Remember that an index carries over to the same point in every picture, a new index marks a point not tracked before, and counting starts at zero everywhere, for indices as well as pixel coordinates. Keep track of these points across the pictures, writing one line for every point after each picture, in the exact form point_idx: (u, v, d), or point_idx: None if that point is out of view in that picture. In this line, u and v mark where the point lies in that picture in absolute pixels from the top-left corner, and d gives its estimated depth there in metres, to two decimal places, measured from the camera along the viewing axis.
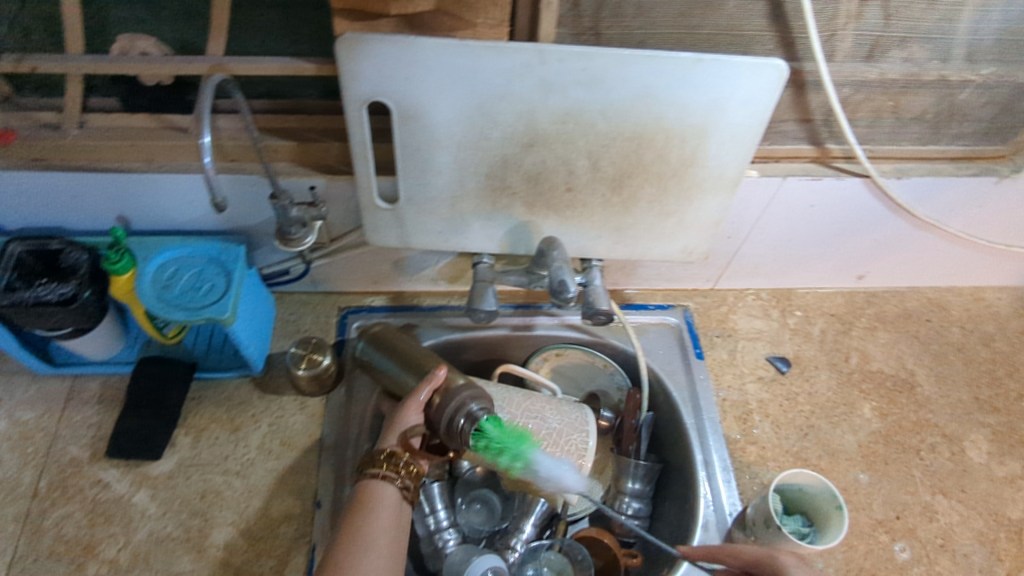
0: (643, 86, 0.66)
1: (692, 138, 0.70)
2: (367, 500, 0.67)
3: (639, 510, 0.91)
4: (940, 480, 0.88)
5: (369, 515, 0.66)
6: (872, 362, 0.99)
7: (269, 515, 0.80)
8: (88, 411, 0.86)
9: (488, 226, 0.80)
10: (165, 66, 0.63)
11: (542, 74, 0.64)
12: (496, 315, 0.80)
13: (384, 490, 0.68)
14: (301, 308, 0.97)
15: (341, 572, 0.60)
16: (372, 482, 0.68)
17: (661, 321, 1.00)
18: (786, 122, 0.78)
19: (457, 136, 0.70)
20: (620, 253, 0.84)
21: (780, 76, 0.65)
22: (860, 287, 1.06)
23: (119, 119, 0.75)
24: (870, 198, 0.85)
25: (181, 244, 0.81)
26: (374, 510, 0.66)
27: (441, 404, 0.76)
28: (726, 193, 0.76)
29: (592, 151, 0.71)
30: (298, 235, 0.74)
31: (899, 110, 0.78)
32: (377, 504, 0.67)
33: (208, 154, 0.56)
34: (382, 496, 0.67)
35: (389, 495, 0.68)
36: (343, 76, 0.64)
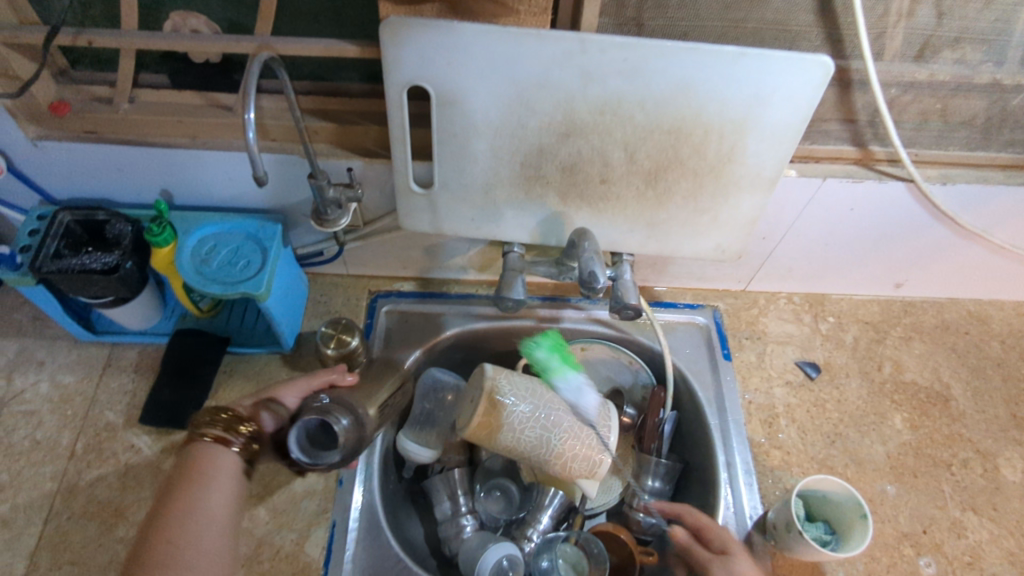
0: (684, 79, 0.65)
1: (732, 134, 0.69)
2: (204, 466, 0.64)
3: (656, 509, 0.92)
4: (971, 496, 0.86)
5: (207, 482, 0.63)
6: (906, 373, 0.97)
7: (294, 490, 0.82)
8: (125, 379, 0.89)
9: (520, 215, 0.80)
10: (213, 43, 0.65)
11: (583, 64, 0.64)
12: (524, 305, 0.80)
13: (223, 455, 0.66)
14: (332, 290, 0.99)
15: (167, 531, 0.58)
16: (205, 446, 0.66)
17: (689, 320, 0.99)
18: (830, 121, 0.78)
19: (494, 123, 0.70)
20: (651, 249, 0.83)
21: (826, 73, 0.64)
22: (897, 296, 1.04)
23: (168, 95, 0.78)
24: (912, 203, 0.83)
25: (221, 221, 0.83)
26: (212, 476, 0.64)
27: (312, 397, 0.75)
28: (763, 191, 0.75)
29: (629, 143, 0.71)
30: (334, 217, 0.75)
31: (947, 113, 0.76)
32: (208, 467, 0.64)
33: (254, 130, 0.56)
34: (221, 462, 0.65)
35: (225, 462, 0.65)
36: (386, 59, 0.65)
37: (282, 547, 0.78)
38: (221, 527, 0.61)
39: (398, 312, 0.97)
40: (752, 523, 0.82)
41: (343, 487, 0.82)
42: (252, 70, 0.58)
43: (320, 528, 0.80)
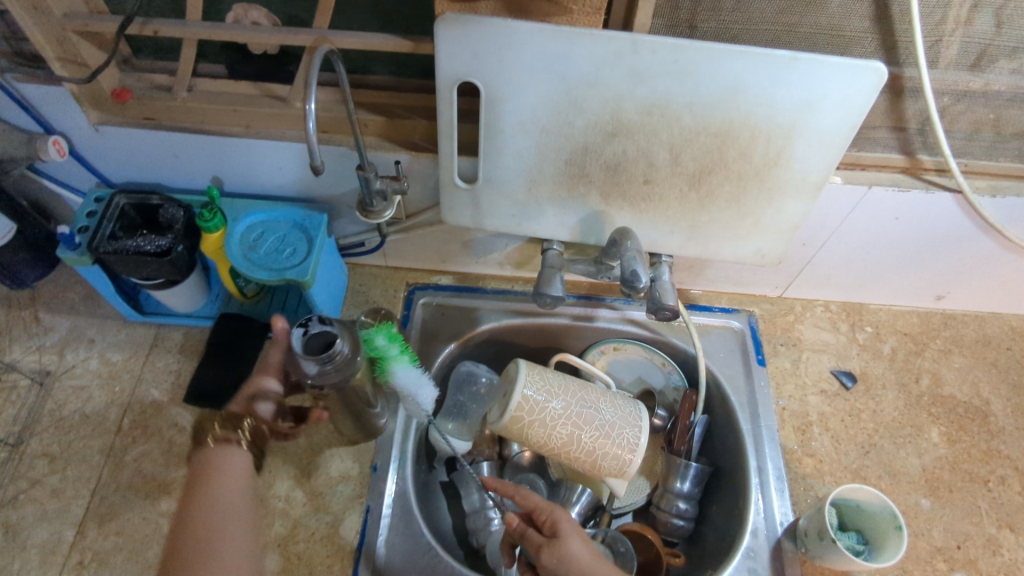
0: (734, 82, 0.65)
1: (779, 138, 0.69)
2: (209, 472, 0.70)
3: (685, 510, 0.90)
4: (1008, 513, 0.85)
5: (216, 481, 0.69)
6: (944, 386, 0.95)
7: (329, 474, 0.85)
8: (171, 359, 0.92)
9: (562, 213, 0.81)
10: (274, 35, 0.67)
11: (633, 64, 0.65)
12: (562, 302, 0.81)
13: (225, 454, 0.72)
14: (371, 281, 1.01)
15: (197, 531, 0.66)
16: (212, 452, 0.71)
17: (724, 324, 0.99)
18: (878, 129, 0.77)
19: (542, 121, 0.71)
20: (690, 251, 0.84)
21: (878, 80, 0.64)
22: (937, 308, 1.02)
23: (225, 85, 0.80)
24: (959, 214, 0.82)
25: (269, 209, 0.85)
26: (218, 476, 0.70)
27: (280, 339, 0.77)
28: (808, 197, 0.75)
29: (674, 144, 0.72)
30: (378, 208, 0.77)
31: (1001, 124, 0.74)
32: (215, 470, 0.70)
33: (313, 120, 0.58)
34: (223, 463, 0.71)
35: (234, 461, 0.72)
36: (439, 55, 0.66)
37: (317, 529, 0.80)
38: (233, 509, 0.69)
39: (435, 304, 0.99)
40: (783, 529, 0.82)
41: (377, 474, 0.84)
42: (314, 64, 0.59)
43: (354, 512, 0.82)
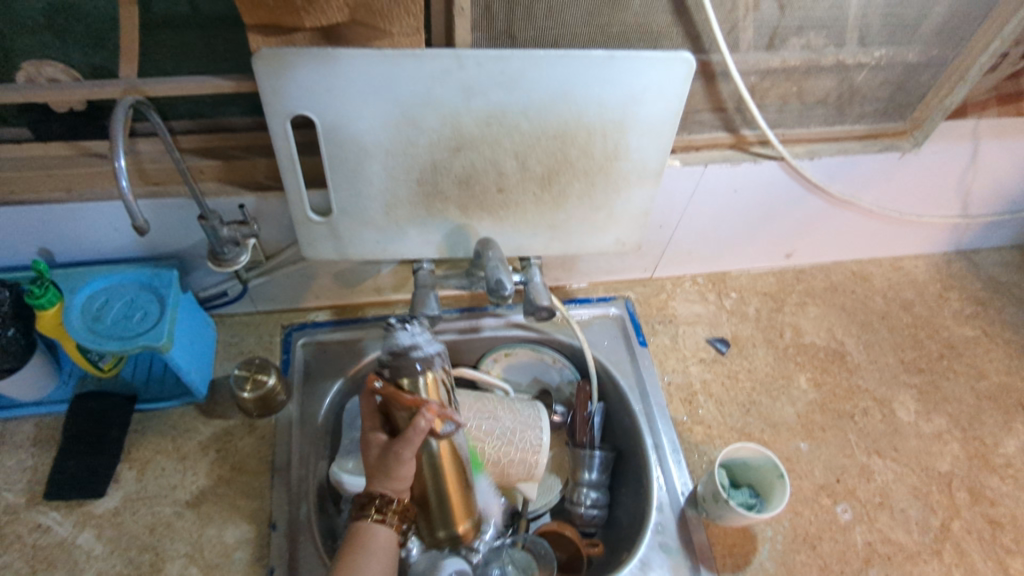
0: (561, 85, 0.68)
1: (613, 132, 0.73)
2: (362, 541, 0.63)
3: (597, 500, 0.91)
4: (874, 441, 0.93)
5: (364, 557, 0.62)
6: (805, 336, 1.04)
7: (225, 542, 0.78)
8: (22, 455, 0.82)
9: (425, 232, 0.81)
10: (75, 92, 0.62)
11: (461, 79, 0.66)
12: (440, 319, 0.80)
13: (378, 534, 0.64)
14: (243, 330, 0.96)
15: None
16: (362, 522, 0.64)
17: (603, 313, 1.02)
18: (702, 112, 0.82)
19: (384, 144, 0.70)
20: (556, 250, 0.86)
21: (688, 68, 0.68)
22: (789, 265, 1.11)
23: (32, 149, 0.73)
24: (786, 179, 0.89)
25: (110, 274, 0.79)
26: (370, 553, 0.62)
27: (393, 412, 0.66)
28: (651, 182, 0.79)
29: (519, 151, 0.73)
30: (231, 255, 0.73)
31: (803, 94, 0.82)
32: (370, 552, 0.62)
33: (125, 178, 0.54)
34: (377, 538, 0.63)
35: (384, 538, 0.64)
36: (263, 91, 0.64)
37: None
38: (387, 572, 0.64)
39: (316, 342, 0.95)
40: (685, 498, 0.85)
41: (277, 532, 0.79)
42: (116, 117, 0.56)
43: None
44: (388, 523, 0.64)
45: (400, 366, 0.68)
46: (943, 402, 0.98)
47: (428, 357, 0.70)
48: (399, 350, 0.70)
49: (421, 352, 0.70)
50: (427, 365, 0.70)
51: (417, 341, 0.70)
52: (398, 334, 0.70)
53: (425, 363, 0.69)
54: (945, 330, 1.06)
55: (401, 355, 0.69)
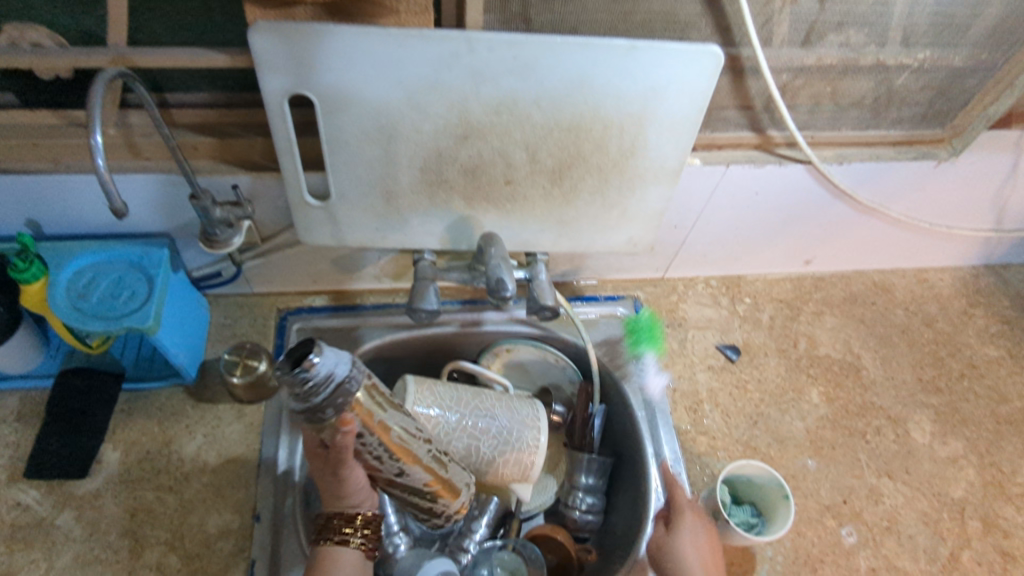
0: (578, 75, 0.63)
1: (631, 127, 0.68)
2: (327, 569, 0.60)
3: (591, 505, 0.88)
4: (886, 462, 0.89)
5: None
6: (820, 347, 0.99)
7: (206, 531, 0.76)
8: (5, 429, 0.80)
9: (427, 222, 0.77)
10: (60, 58, 0.60)
11: (471, 64, 0.61)
12: (439, 314, 0.77)
13: (343, 557, 0.61)
14: (237, 312, 0.93)
15: None
16: (330, 547, 0.61)
17: (611, 312, 0.98)
18: (728, 109, 0.78)
19: (386, 129, 0.66)
20: (564, 247, 0.82)
21: (716, 63, 0.64)
22: (807, 271, 1.07)
23: (19, 116, 0.70)
24: (812, 184, 0.84)
25: (99, 249, 0.76)
26: None
27: (362, 452, 0.58)
28: (668, 182, 0.74)
29: (529, 142, 0.69)
30: (224, 236, 0.71)
31: (838, 95, 0.77)
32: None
33: (102, 156, 0.51)
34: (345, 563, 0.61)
35: (352, 559, 0.61)
36: (259, 68, 0.60)
37: None
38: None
39: (311, 328, 0.92)
40: None
41: (260, 524, 0.76)
42: (98, 88, 0.52)
43: (237, 569, 0.74)
44: (353, 543, 0.62)
45: (318, 404, 0.50)
46: (961, 425, 0.93)
47: (346, 394, 0.51)
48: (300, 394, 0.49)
49: (330, 384, 0.50)
50: (343, 391, 0.52)
51: (332, 370, 0.50)
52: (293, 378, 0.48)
53: (337, 404, 0.52)
54: (967, 349, 1.01)
55: (313, 394, 0.49)
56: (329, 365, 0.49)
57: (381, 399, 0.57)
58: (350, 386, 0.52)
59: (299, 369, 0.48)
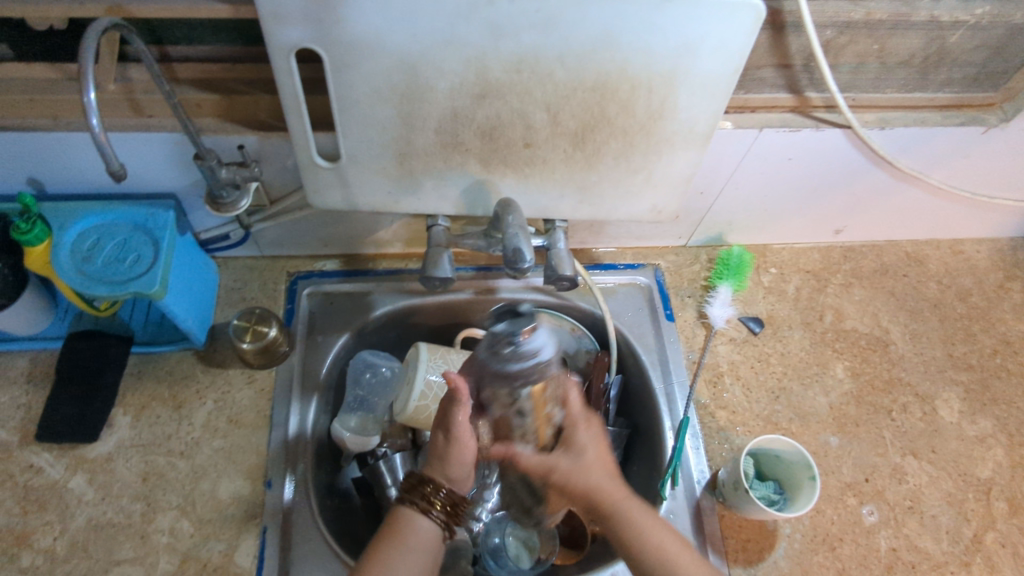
0: (605, 30, 0.58)
1: (660, 88, 0.64)
2: (400, 532, 0.61)
3: None
4: (911, 440, 0.87)
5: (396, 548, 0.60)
6: (847, 320, 0.96)
7: (218, 497, 0.76)
8: (16, 391, 0.80)
9: (442, 186, 0.73)
10: (52, 8, 0.56)
11: (490, 17, 0.57)
12: (453, 283, 0.74)
13: (419, 524, 0.62)
14: (247, 275, 0.91)
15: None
16: (404, 511, 0.63)
17: (630, 281, 0.95)
18: (764, 68, 0.72)
19: (398, 87, 0.62)
20: (584, 214, 0.78)
21: (756, 17, 0.59)
22: (837, 241, 1.02)
23: (15, 70, 0.67)
24: (850, 150, 0.79)
25: (102, 210, 0.73)
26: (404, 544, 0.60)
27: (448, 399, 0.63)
28: (697, 147, 0.70)
29: (551, 102, 0.65)
30: (231, 199, 0.69)
31: (885, 54, 0.72)
32: (407, 540, 0.61)
33: (97, 115, 0.48)
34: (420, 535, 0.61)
35: (424, 530, 0.62)
36: (264, 20, 0.56)
37: (208, 560, 0.72)
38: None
39: (322, 293, 0.90)
40: (701, 486, 0.80)
41: (271, 491, 0.76)
42: (90, 40, 0.49)
43: (250, 535, 0.74)
44: (432, 516, 0.62)
45: (510, 361, 0.55)
46: (991, 404, 0.90)
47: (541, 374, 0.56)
48: (497, 356, 0.55)
49: (527, 355, 0.55)
50: (531, 376, 0.57)
51: (533, 347, 0.55)
52: (507, 340, 0.54)
53: (506, 372, 0.56)
54: (1002, 325, 0.97)
55: (518, 355, 0.54)
56: (534, 344, 0.55)
57: (555, 386, 0.62)
58: (541, 377, 0.58)
59: (514, 336, 0.54)
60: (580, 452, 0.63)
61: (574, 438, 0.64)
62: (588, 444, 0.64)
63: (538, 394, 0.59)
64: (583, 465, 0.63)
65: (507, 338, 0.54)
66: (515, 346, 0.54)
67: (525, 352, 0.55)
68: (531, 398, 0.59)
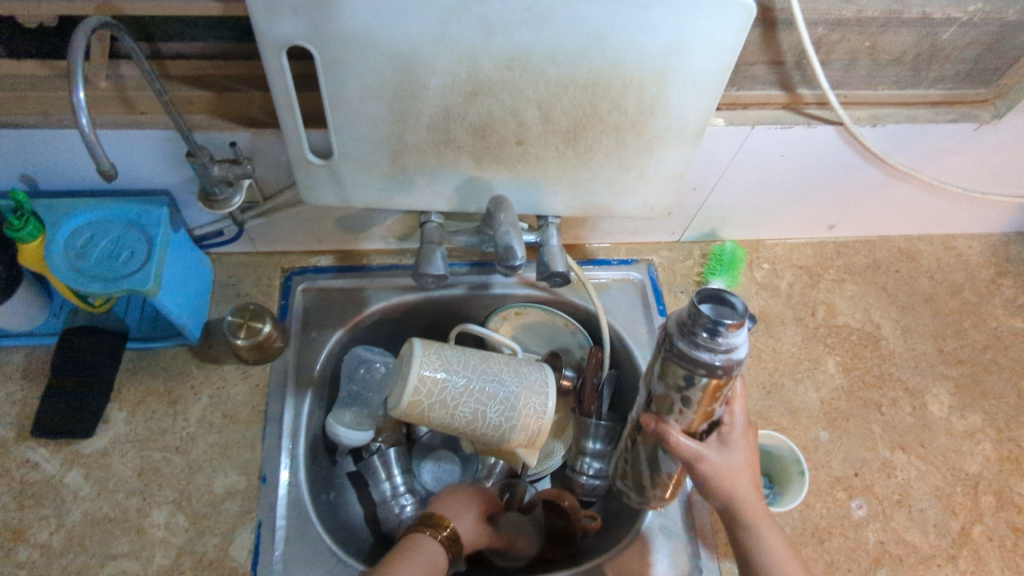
0: (596, 28, 0.59)
1: (652, 86, 0.64)
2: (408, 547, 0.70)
3: (599, 470, 0.86)
4: (901, 435, 0.87)
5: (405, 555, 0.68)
6: (839, 316, 0.96)
7: (213, 492, 0.76)
8: (11, 387, 0.80)
9: (434, 183, 0.74)
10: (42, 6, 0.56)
11: (482, 15, 0.57)
12: (446, 279, 0.74)
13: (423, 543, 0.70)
14: (241, 271, 0.91)
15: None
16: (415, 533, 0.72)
17: (624, 276, 0.95)
18: (756, 65, 0.72)
19: (390, 85, 0.62)
20: (577, 210, 0.78)
21: (747, 15, 0.59)
22: (830, 237, 1.03)
23: (6, 67, 0.67)
24: (842, 147, 0.80)
25: (96, 208, 0.73)
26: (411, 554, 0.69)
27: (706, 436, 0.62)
28: (689, 144, 0.70)
29: (543, 100, 0.65)
30: (224, 196, 0.68)
31: (876, 51, 0.72)
32: (415, 552, 0.69)
33: (86, 115, 0.48)
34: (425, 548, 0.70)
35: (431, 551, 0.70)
36: (254, 18, 0.56)
37: (204, 555, 0.73)
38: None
39: (316, 289, 0.90)
40: None
41: (267, 485, 0.76)
42: (79, 38, 0.49)
43: (245, 530, 0.74)
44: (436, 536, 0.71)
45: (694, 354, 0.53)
46: (981, 399, 0.91)
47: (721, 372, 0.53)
48: (690, 336, 0.53)
49: (719, 352, 0.52)
50: (711, 373, 0.54)
51: (727, 344, 0.52)
52: (708, 326, 0.52)
53: (694, 358, 0.53)
54: (993, 321, 0.98)
55: (705, 344, 0.52)
56: (732, 340, 0.52)
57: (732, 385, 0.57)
58: (726, 377, 0.54)
59: (717, 325, 0.51)
60: (730, 448, 0.62)
61: (725, 435, 0.63)
62: (741, 445, 0.63)
63: (713, 387, 0.56)
64: (733, 466, 0.62)
65: (716, 326, 0.51)
66: (713, 337, 0.52)
67: (721, 345, 0.52)
68: (704, 389, 0.56)
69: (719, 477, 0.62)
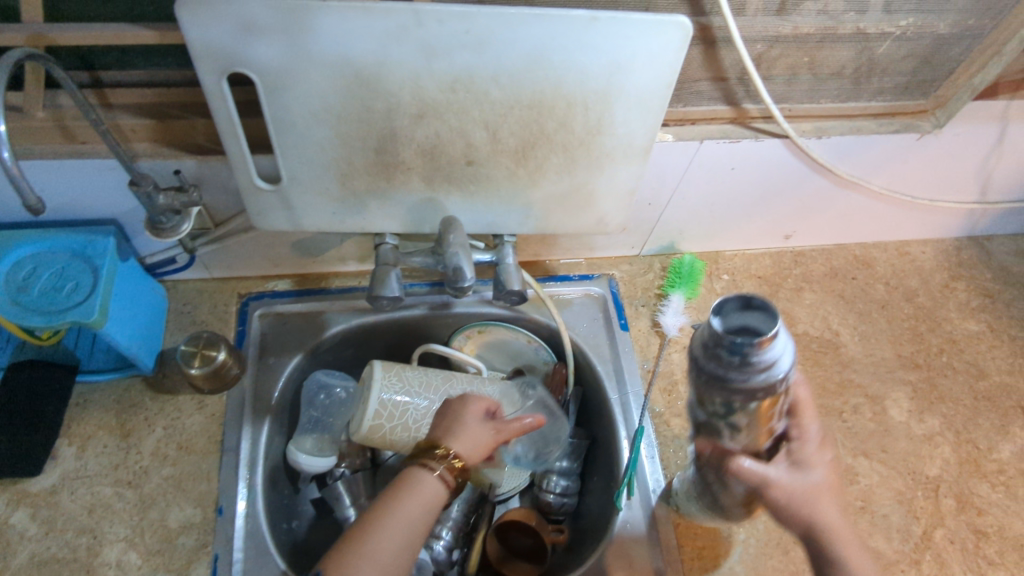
0: (536, 49, 0.59)
1: (597, 104, 0.64)
2: (405, 486, 0.61)
3: (566, 488, 0.86)
4: (862, 441, 0.88)
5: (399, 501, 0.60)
6: (798, 325, 0.97)
7: (167, 526, 0.74)
8: None
9: (386, 205, 0.73)
10: None
11: (421, 38, 0.57)
12: (401, 301, 0.74)
13: (424, 482, 0.61)
14: (197, 297, 0.89)
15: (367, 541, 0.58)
16: (415, 469, 0.62)
17: (586, 291, 0.95)
18: (701, 81, 0.73)
19: (335, 109, 0.62)
20: (533, 228, 0.78)
21: (684, 34, 0.60)
22: (787, 247, 1.04)
23: None
24: (790, 159, 0.81)
25: (39, 239, 0.72)
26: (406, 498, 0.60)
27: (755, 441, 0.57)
28: (638, 161, 0.71)
29: (490, 121, 0.65)
30: (171, 224, 0.67)
31: (816, 66, 0.73)
32: (410, 494, 0.60)
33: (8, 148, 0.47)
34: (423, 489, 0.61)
35: (429, 490, 0.61)
36: (192, 46, 0.56)
37: None
38: (404, 551, 0.59)
39: (274, 314, 0.89)
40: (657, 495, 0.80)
41: (223, 518, 0.74)
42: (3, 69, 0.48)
43: (200, 565, 0.72)
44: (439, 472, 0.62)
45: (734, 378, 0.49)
46: (938, 402, 0.92)
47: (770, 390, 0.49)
48: (720, 362, 0.49)
49: (758, 369, 0.48)
50: (758, 393, 0.49)
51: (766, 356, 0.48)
52: (734, 345, 0.48)
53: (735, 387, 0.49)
54: (948, 324, 0.99)
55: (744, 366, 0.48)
56: (770, 354, 0.48)
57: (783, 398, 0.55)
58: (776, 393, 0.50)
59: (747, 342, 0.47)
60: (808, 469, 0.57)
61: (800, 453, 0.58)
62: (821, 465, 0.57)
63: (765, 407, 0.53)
64: (815, 487, 0.56)
65: (741, 347, 0.47)
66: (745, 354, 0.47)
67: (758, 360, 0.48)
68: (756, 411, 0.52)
69: (802, 503, 0.56)
